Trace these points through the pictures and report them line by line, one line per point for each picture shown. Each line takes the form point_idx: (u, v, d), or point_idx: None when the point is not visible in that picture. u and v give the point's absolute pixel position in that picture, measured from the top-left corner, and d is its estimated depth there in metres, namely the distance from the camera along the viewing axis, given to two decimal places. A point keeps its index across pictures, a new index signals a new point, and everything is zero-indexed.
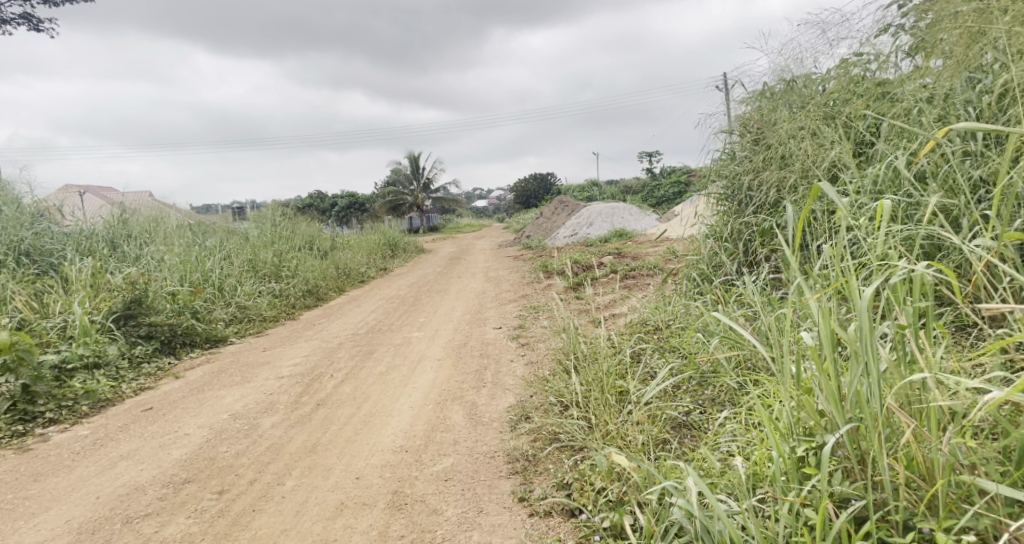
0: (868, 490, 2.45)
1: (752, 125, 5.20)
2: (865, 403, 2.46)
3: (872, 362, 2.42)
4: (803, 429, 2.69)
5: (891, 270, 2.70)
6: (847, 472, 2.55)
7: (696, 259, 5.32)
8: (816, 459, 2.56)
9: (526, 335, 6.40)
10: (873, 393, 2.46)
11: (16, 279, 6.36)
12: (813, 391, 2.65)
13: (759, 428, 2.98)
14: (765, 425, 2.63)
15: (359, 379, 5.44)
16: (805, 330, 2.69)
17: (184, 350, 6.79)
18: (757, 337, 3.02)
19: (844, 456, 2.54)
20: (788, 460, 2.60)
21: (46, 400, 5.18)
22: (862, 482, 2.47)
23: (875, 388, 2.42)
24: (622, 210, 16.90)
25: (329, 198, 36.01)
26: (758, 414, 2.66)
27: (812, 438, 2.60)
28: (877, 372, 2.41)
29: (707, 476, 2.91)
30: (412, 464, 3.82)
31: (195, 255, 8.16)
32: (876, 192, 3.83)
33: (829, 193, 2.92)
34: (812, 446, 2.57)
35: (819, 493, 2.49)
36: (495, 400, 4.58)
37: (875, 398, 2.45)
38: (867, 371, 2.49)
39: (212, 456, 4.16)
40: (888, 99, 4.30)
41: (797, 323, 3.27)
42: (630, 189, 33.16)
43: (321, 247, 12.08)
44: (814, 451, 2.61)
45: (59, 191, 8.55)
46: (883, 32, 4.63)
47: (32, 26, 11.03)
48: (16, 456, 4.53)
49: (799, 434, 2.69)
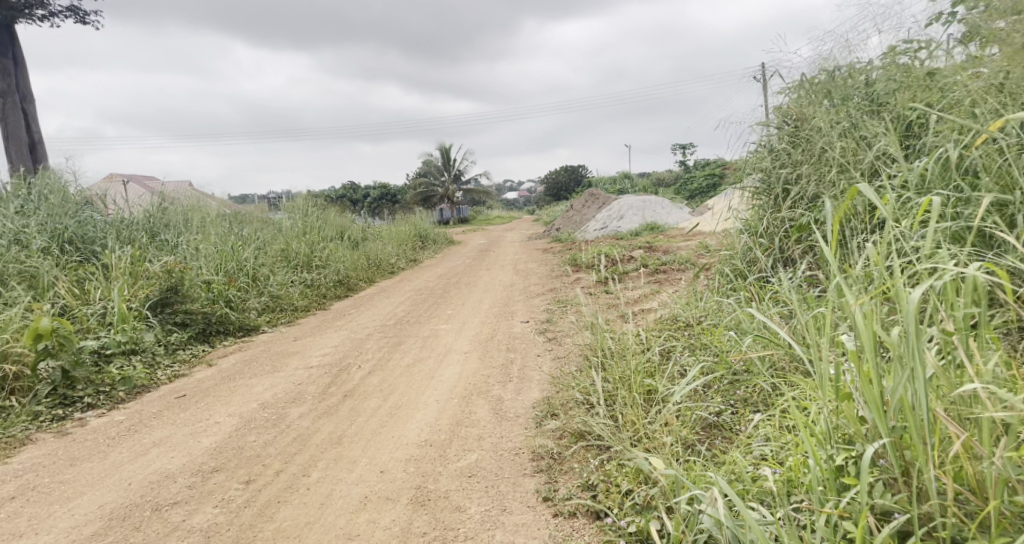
0: (913, 504, 2.36)
1: (791, 117, 5.07)
2: (910, 412, 2.36)
3: (919, 368, 2.32)
4: (841, 437, 2.61)
5: (940, 271, 2.58)
6: (889, 483, 2.46)
7: (729, 255, 5.20)
8: (856, 468, 2.48)
9: (554, 329, 6.35)
10: (918, 401, 2.36)
11: (60, 266, 6.42)
12: (852, 396, 2.55)
13: (794, 433, 2.90)
14: (801, 431, 2.55)
15: (387, 371, 5.43)
16: (846, 333, 2.60)
17: (218, 339, 6.87)
18: (794, 338, 2.93)
19: (886, 467, 2.45)
20: (826, 469, 2.51)
21: (84, 385, 5.25)
22: (906, 495, 2.38)
23: (920, 397, 2.32)
24: (654, 203, 16.70)
25: (361, 188, 36.20)
26: (794, 420, 2.58)
27: (852, 446, 2.52)
28: (922, 380, 2.31)
29: (738, 481, 2.84)
30: (437, 459, 3.80)
31: (231, 244, 8.22)
32: (924, 188, 3.70)
33: (867, 194, 2.90)
34: (852, 455, 2.49)
35: (860, 506, 2.41)
36: (521, 395, 4.54)
37: (920, 406, 2.35)
38: (912, 378, 2.39)
39: (241, 446, 4.18)
40: (937, 90, 4.14)
41: (836, 325, 3.17)
42: (662, 182, 32.84)
43: (352, 237, 12.12)
44: (854, 460, 2.52)
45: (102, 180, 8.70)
46: (935, 20, 4.48)
47: (78, 18, 11.19)
48: (55, 439, 4.60)
49: (837, 442, 2.61)
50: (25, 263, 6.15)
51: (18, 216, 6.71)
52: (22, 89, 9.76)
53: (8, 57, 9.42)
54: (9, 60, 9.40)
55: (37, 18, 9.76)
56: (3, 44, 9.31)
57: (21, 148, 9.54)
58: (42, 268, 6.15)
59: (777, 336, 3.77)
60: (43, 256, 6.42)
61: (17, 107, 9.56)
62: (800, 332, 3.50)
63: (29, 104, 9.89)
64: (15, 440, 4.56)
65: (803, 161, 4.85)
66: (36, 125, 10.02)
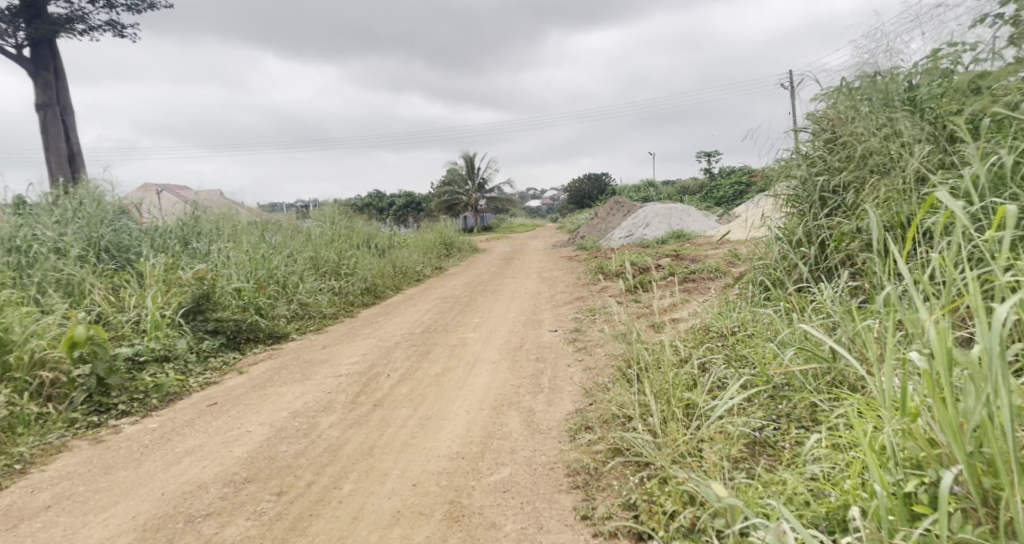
0: (995, 535, 2.29)
1: (827, 122, 4.96)
2: (991, 436, 2.31)
3: (1000, 389, 2.29)
4: (909, 461, 2.55)
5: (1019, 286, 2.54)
6: (966, 513, 2.39)
7: (763, 263, 5.08)
8: (930, 496, 2.42)
9: (583, 339, 6.26)
10: (999, 424, 2.31)
11: (96, 274, 6.48)
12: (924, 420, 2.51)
13: (852, 456, 2.85)
14: (869, 456, 2.48)
15: (416, 380, 5.38)
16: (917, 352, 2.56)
17: (248, 346, 6.88)
18: (855, 358, 2.89)
19: (963, 496, 2.39)
20: (896, 496, 2.46)
21: (119, 392, 5.27)
22: (988, 525, 2.31)
23: (1002, 420, 2.28)
24: (681, 212, 16.51)
25: (386, 197, 36.38)
26: (861, 444, 2.51)
27: (924, 472, 2.47)
28: (1004, 402, 2.27)
29: (794, 507, 2.77)
30: (469, 473, 3.73)
31: (261, 252, 8.26)
32: (980, 196, 3.63)
33: (943, 199, 2.91)
34: (925, 482, 2.44)
35: (936, 535, 2.35)
36: (553, 406, 4.46)
37: (1002, 429, 2.30)
38: (992, 400, 2.34)
39: (272, 456, 4.14)
40: (987, 94, 4.05)
41: (900, 343, 3.11)
42: (688, 190, 32.56)
43: (379, 245, 12.13)
44: (926, 487, 2.47)
45: (137, 189, 8.80)
46: (979, 23, 4.35)
47: (116, 32, 11.39)
48: (90, 447, 4.60)
49: (905, 466, 2.54)
50: (62, 270, 6.21)
51: (56, 225, 6.79)
52: (62, 101, 9.93)
53: (49, 70, 9.59)
54: (50, 73, 9.58)
55: (76, 32, 9.92)
56: (45, 58, 9.51)
57: (60, 159, 9.67)
58: (79, 276, 6.20)
59: (822, 350, 3.69)
60: (80, 263, 6.48)
61: (57, 119, 9.72)
62: (852, 344, 3.46)
63: (68, 116, 10.05)
64: (51, 447, 4.58)
65: (843, 169, 4.74)
66: (75, 137, 10.16)
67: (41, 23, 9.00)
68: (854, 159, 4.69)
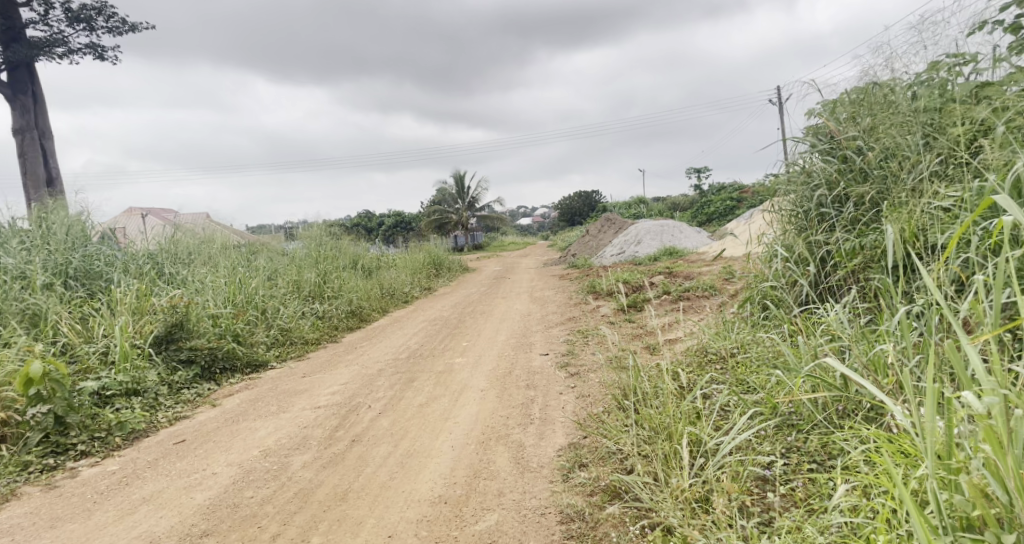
0: None
1: (822, 136, 4.67)
2: None
3: None
4: (958, 521, 2.35)
5: None
6: None
7: (760, 283, 4.78)
8: None
9: (575, 363, 5.93)
10: None
11: (63, 302, 6.11)
12: (989, 478, 2.31)
13: (880, 506, 2.61)
14: (916, 511, 2.28)
15: (398, 412, 5.01)
16: (970, 394, 2.37)
17: (224, 376, 6.50)
18: (885, 392, 2.65)
19: None
20: None
21: (79, 431, 4.88)
22: None
23: None
24: (672, 228, 16.25)
25: (376, 217, 36.13)
26: (904, 499, 2.31)
27: (981, 536, 2.27)
28: None
29: None
30: (452, 521, 3.41)
31: (239, 276, 7.90)
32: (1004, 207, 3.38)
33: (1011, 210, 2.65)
34: None
35: None
36: (544, 440, 4.12)
37: None
38: None
39: (236, 503, 3.78)
40: (998, 103, 3.81)
41: (940, 377, 2.84)
42: (678, 205, 32.20)
43: (365, 266, 11.77)
44: None
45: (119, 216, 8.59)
46: (978, 29, 4.13)
47: (96, 54, 11.09)
48: (41, 494, 4.24)
49: (954, 527, 2.34)
50: (25, 300, 5.81)
51: (23, 250, 6.41)
52: (41, 126, 9.58)
53: (27, 94, 9.27)
54: (28, 97, 9.26)
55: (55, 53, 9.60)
56: (22, 82, 9.19)
57: (38, 184, 9.32)
58: (45, 306, 5.83)
59: (832, 376, 3.42)
60: (45, 292, 6.10)
61: (36, 144, 9.38)
62: (864, 373, 3.20)
63: (47, 140, 9.69)
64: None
65: (842, 183, 4.45)
66: (53, 161, 9.81)
67: (18, 46, 8.68)
68: (852, 172, 4.40)
